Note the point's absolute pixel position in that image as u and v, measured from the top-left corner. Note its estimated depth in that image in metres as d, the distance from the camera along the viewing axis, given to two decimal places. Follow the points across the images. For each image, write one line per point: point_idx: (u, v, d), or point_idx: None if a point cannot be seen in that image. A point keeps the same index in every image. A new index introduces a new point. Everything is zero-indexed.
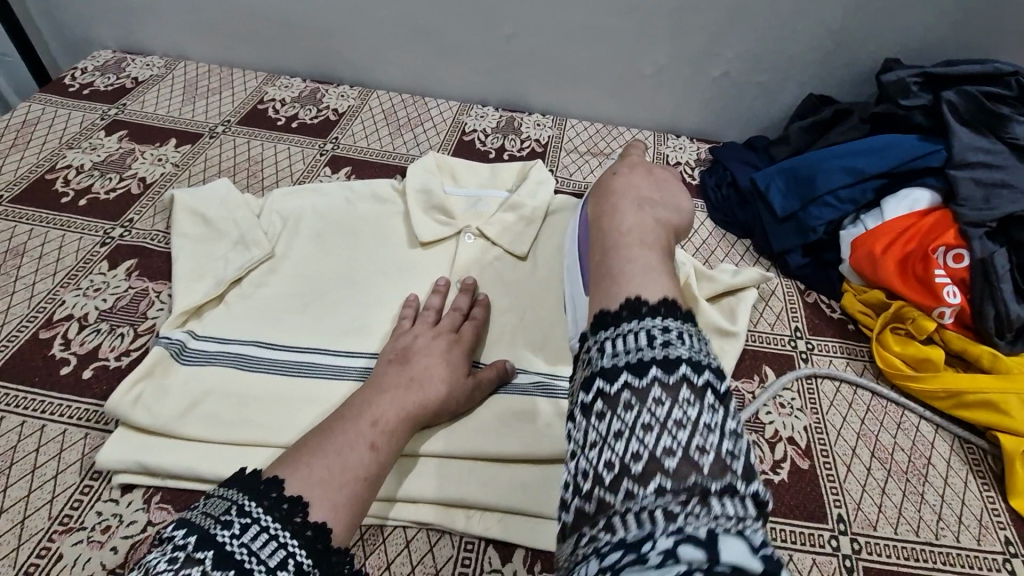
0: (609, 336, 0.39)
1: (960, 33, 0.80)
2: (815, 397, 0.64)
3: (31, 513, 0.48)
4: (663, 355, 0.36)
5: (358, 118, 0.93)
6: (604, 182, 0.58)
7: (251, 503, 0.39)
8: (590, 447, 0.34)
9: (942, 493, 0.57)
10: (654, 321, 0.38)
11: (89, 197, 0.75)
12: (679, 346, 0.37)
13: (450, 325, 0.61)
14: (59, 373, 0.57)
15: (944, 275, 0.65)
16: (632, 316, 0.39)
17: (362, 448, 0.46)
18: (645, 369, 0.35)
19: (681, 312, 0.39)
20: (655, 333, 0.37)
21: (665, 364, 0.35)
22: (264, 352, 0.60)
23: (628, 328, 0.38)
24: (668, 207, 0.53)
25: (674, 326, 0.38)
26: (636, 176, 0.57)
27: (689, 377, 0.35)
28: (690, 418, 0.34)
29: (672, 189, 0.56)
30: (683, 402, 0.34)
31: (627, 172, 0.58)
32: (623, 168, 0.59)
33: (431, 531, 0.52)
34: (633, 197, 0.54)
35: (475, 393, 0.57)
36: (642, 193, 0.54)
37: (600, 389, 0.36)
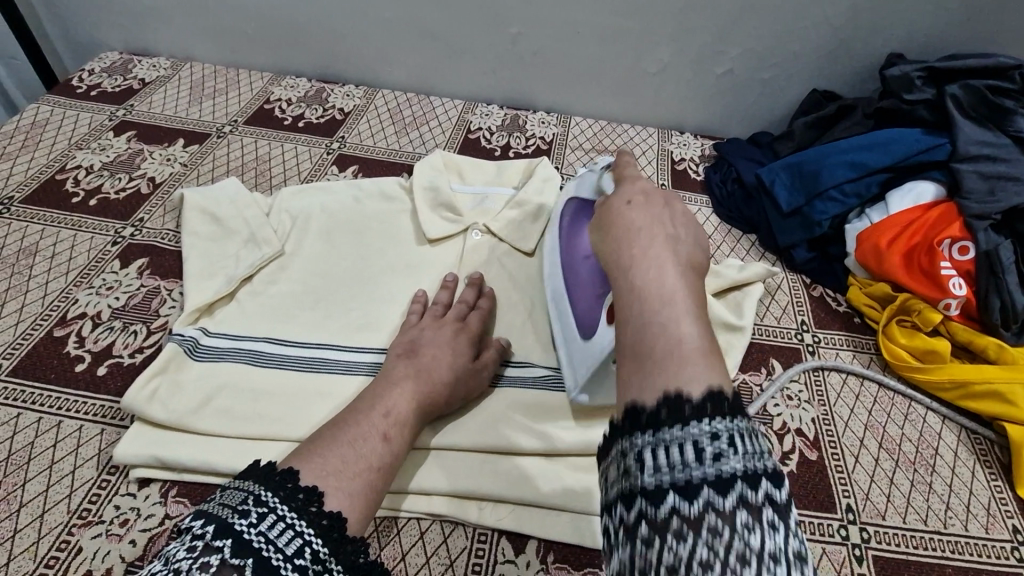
0: (644, 443, 0.30)
1: (962, 27, 0.81)
2: (822, 390, 0.64)
3: (49, 507, 0.49)
4: (715, 472, 0.28)
5: (364, 117, 0.94)
6: (613, 212, 0.45)
7: (267, 494, 0.39)
8: None
9: (950, 483, 0.57)
10: (700, 424, 0.29)
11: (99, 197, 0.75)
12: (732, 457, 0.28)
13: (457, 315, 0.62)
14: (74, 370, 0.58)
15: (950, 267, 0.66)
16: (672, 418, 0.30)
17: (376, 439, 0.47)
18: (694, 495, 0.28)
19: (731, 406, 0.30)
20: (704, 442, 0.29)
21: (718, 484, 0.28)
22: (276, 348, 0.61)
23: (667, 436, 0.29)
24: (696, 246, 0.41)
25: (724, 427, 0.29)
26: (654, 208, 0.44)
27: (747, 497, 0.28)
28: (754, 551, 0.26)
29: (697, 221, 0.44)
30: (744, 534, 0.27)
31: (642, 201, 0.45)
32: (636, 195, 0.46)
33: (445, 523, 0.52)
34: (655, 232, 0.41)
35: (480, 378, 0.58)
36: (666, 226, 0.42)
37: (638, 517, 0.29)
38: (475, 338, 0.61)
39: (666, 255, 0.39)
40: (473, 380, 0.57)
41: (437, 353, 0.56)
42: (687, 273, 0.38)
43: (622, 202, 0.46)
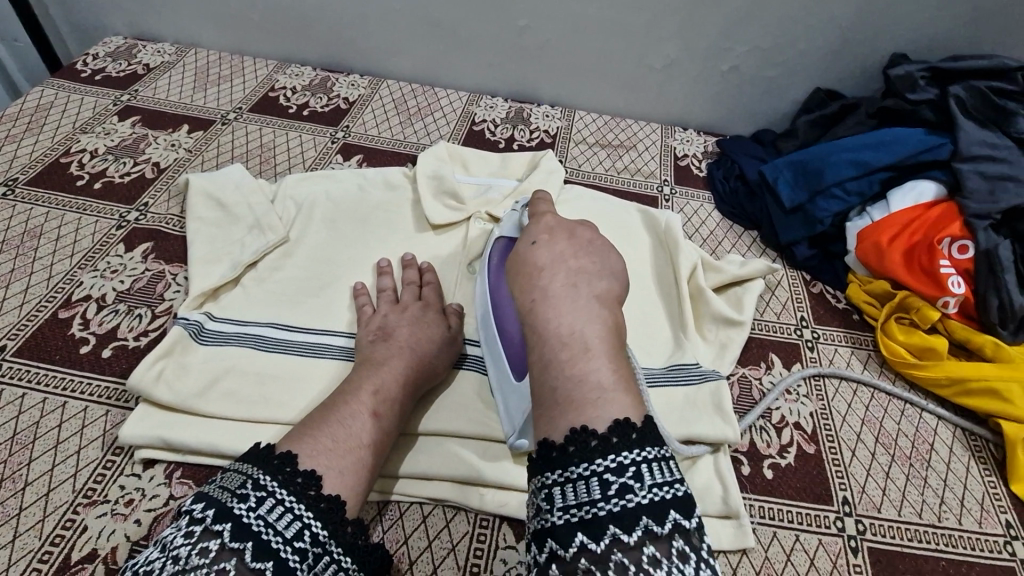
0: (556, 481, 0.35)
1: (968, 28, 0.81)
2: (820, 385, 0.65)
3: (55, 486, 0.49)
4: (620, 509, 0.33)
5: (369, 107, 0.94)
6: (523, 253, 0.51)
7: (266, 477, 0.42)
8: None
9: (944, 478, 0.58)
10: (605, 459, 0.35)
11: (103, 181, 0.75)
12: (638, 491, 0.34)
13: (411, 298, 0.63)
14: (80, 351, 0.58)
15: (949, 266, 0.67)
16: (581, 455, 0.35)
17: (364, 417, 0.49)
18: (602, 529, 0.33)
19: (638, 435, 0.36)
20: (609, 478, 0.34)
21: (621, 520, 0.33)
22: (281, 333, 0.61)
23: (576, 474, 0.35)
24: (601, 276, 0.48)
25: (631, 459, 0.35)
26: (556, 243, 0.50)
27: (652, 529, 0.33)
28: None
29: (604, 249, 0.51)
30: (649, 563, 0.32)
31: (546, 240, 0.51)
32: (539, 234, 0.52)
33: (447, 507, 0.53)
34: (561, 269, 0.47)
35: (455, 345, 0.59)
36: (569, 261, 0.48)
37: (553, 550, 0.34)
38: (439, 310, 0.62)
39: (565, 294, 0.45)
40: (449, 352, 0.59)
41: (410, 331, 0.57)
42: (588, 304, 0.44)
43: (527, 243, 0.52)
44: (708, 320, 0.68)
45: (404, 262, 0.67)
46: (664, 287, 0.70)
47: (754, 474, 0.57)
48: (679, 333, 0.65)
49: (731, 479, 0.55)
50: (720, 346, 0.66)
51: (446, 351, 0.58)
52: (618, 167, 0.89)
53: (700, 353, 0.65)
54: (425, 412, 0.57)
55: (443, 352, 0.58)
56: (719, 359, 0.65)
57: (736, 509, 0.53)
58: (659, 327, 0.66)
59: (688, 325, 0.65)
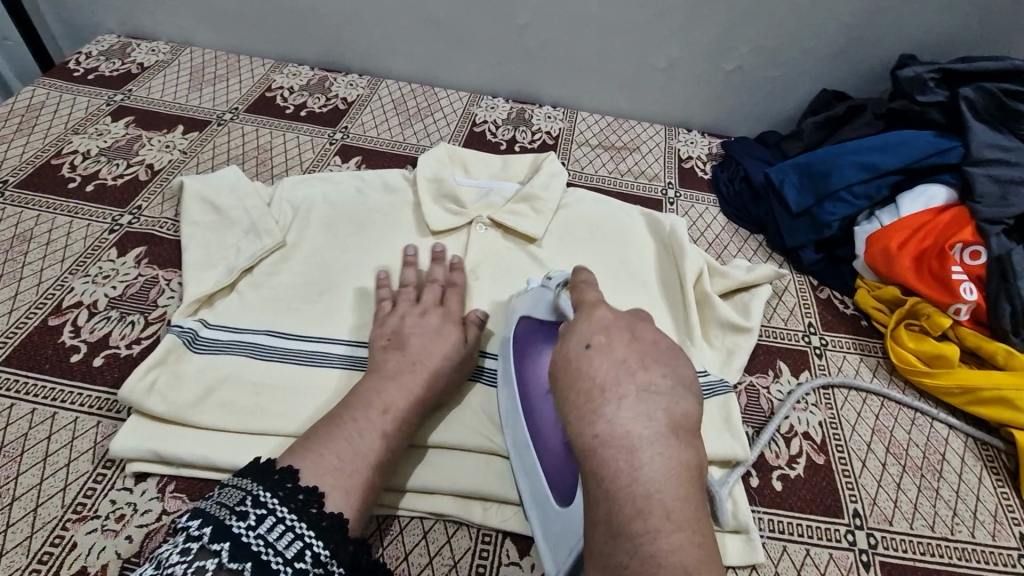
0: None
1: (977, 28, 0.80)
2: (829, 394, 0.64)
3: (43, 500, 0.48)
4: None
5: (368, 108, 0.92)
6: (572, 359, 0.42)
7: (266, 494, 0.40)
8: None
9: (957, 490, 0.57)
10: None
11: (96, 183, 0.74)
12: None
13: (433, 300, 0.61)
14: (70, 360, 0.57)
15: (961, 272, 0.65)
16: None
17: (371, 433, 0.47)
18: None
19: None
20: None
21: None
22: (279, 341, 0.60)
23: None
24: (678, 397, 0.39)
25: None
26: (616, 348, 0.41)
27: None
28: None
29: (673, 351, 0.42)
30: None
31: (603, 344, 0.42)
32: (594, 334, 0.43)
33: (448, 522, 0.51)
34: (628, 393, 0.39)
35: (467, 364, 0.57)
36: (638, 377, 0.39)
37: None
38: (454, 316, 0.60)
39: (634, 434, 0.37)
40: (462, 373, 0.56)
41: (411, 340, 0.56)
42: (661, 447, 0.36)
43: (580, 344, 0.42)
44: (715, 327, 0.66)
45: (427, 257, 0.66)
46: (668, 292, 0.69)
47: (763, 486, 0.56)
48: (684, 340, 0.64)
49: (739, 492, 0.53)
50: (727, 353, 0.65)
51: (461, 366, 0.56)
52: (621, 169, 0.87)
53: (707, 360, 0.63)
54: (428, 424, 0.55)
55: (457, 371, 0.56)
56: (727, 366, 0.63)
57: (746, 524, 0.51)
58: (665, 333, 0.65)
59: (695, 332, 0.64)
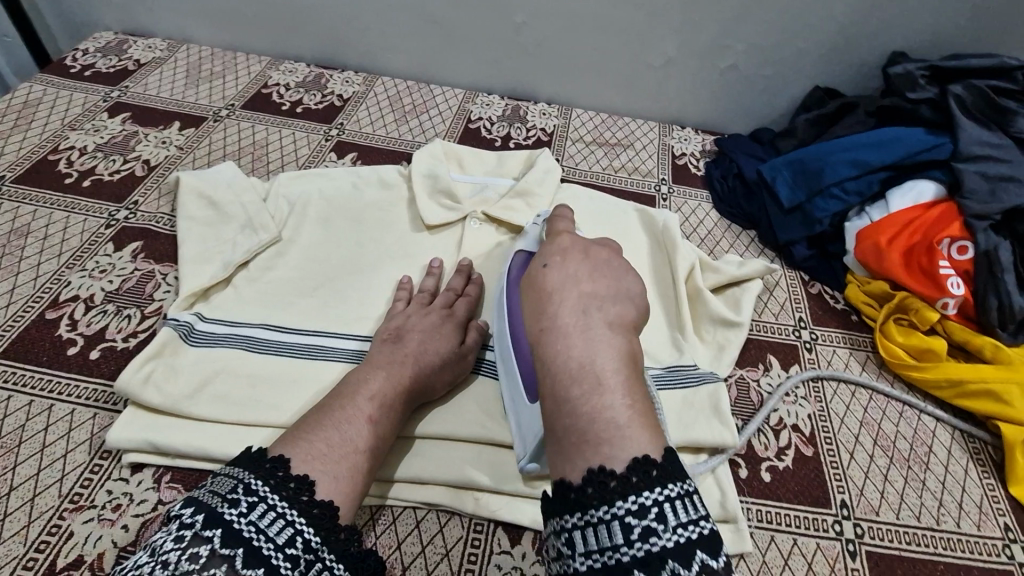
0: (578, 524, 0.36)
1: (968, 27, 0.80)
2: (819, 387, 0.64)
3: (41, 490, 0.48)
4: (642, 551, 0.34)
5: (364, 104, 0.93)
6: (534, 276, 0.52)
7: (257, 483, 0.41)
8: None
9: (943, 481, 0.57)
10: (626, 502, 0.35)
11: (92, 178, 0.74)
12: (661, 534, 0.34)
13: (444, 303, 0.62)
14: (66, 353, 0.57)
15: (949, 267, 0.66)
16: (600, 495, 0.36)
17: (362, 424, 0.48)
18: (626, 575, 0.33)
19: (657, 472, 0.36)
20: (631, 522, 0.34)
21: (645, 563, 0.33)
22: (275, 335, 0.60)
23: (597, 517, 0.35)
24: (613, 302, 0.48)
25: (652, 499, 0.35)
26: (567, 265, 0.51)
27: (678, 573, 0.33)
28: None
29: (616, 272, 0.52)
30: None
31: (558, 261, 0.52)
32: (552, 256, 0.53)
33: (441, 512, 0.52)
34: (574, 298, 0.48)
35: (464, 362, 0.58)
36: (582, 288, 0.49)
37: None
38: (448, 311, 0.61)
39: (575, 324, 0.46)
40: (457, 367, 0.57)
41: (404, 335, 0.56)
42: (599, 335, 0.45)
43: (539, 265, 0.53)
44: (706, 321, 0.67)
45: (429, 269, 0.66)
46: (662, 287, 0.69)
47: (752, 477, 0.56)
48: (676, 333, 0.65)
49: (727, 482, 0.54)
50: (718, 348, 0.65)
51: (454, 363, 0.56)
52: (615, 166, 0.88)
53: (698, 354, 0.64)
54: (423, 416, 0.56)
55: (450, 364, 0.56)
56: (718, 360, 0.64)
57: (734, 513, 0.52)
58: (657, 326, 0.65)
59: (686, 325, 0.65)
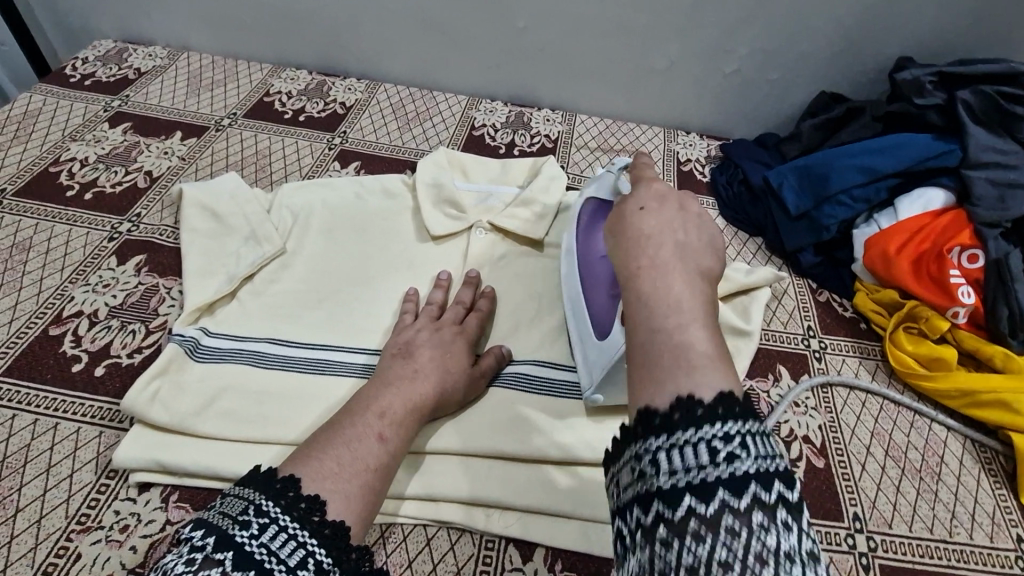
0: (660, 445, 0.31)
1: (974, 31, 0.80)
2: (829, 397, 0.64)
3: (47, 511, 0.48)
4: (729, 473, 0.29)
5: (366, 112, 0.92)
6: (628, 218, 0.47)
7: (268, 503, 0.40)
8: None
9: (955, 492, 0.57)
10: (713, 426, 0.30)
11: (94, 191, 0.73)
12: (746, 459, 0.29)
13: (453, 318, 0.61)
14: (71, 370, 0.57)
15: (959, 275, 0.66)
16: (686, 419, 0.31)
17: (372, 440, 0.47)
18: (710, 494, 0.28)
19: (742, 410, 0.31)
20: (717, 444, 0.30)
21: (733, 485, 0.28)
22: (281, 350, 0.60)
23: (682, 437, 0.30)
24: (705, 252, 0.43)
25: (737, 429, 0.30)
26: (665, 211, 0.46)
27: (761, 498, 0.28)
28: (772, 551, 0.27)
29: (705, 224, 0.46)
30: (761, 531, 0.27)
31: (655, 207, 0.47)
32: (649, 200, 0.48)
33: (452, 529, 0.52)
34: (665, 241, 0.43)
35: (477, 385, 0.57)
36: (674, 234, 0.44)
37: (658, 513, 0.29)
38: (455, 326, 0.60)
39: (675, 265, 0.41)
40: (469, 386, 0.57)
41: (414, 351, 0.56)
42: (695, 280, 0.40)
43: (634, 208, 0.48)
44: None
45: (438, 281, 0.66)
46: None
47: None
48: None
49: None
50: None
51: (464, 378, 0.56)
52: None
53: None
54: (432, 430, 0.55)
55: (460, 380, 0.56)
56: None
57: None
58: None
59: None
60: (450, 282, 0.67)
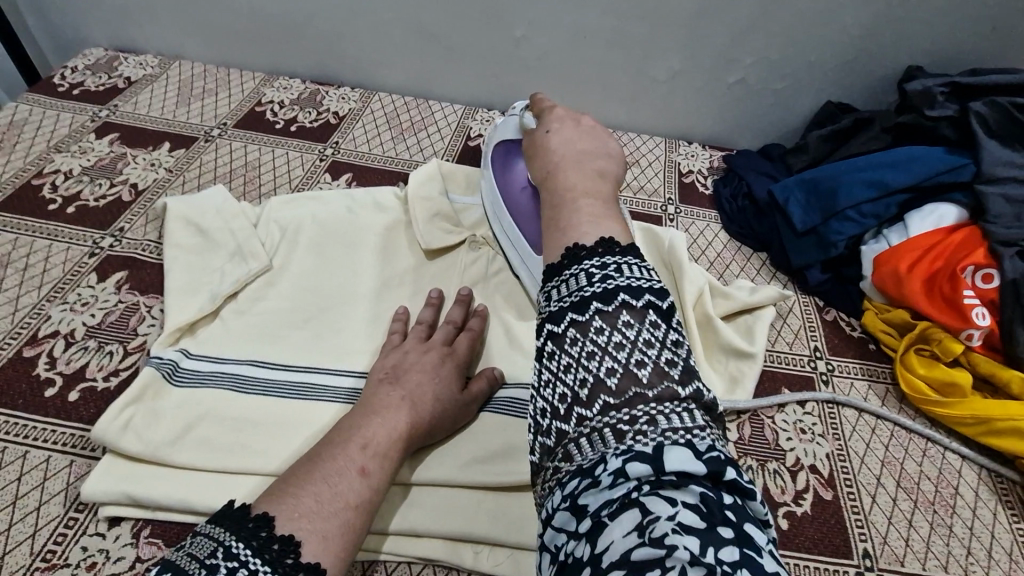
0: (555, 285, 0.42)
1: (988, 40, 0.77)
2: (836, 422, 0.61)
3: (11, 548, 0.46)
4: (602, 290, 0.39)
5: (359, 122, 0.90)
6: (538, 139, 0.63)
7: (238, 545, 0.36)
8: (546, 386, 0.39)
9: (971, 526, 0.54)
10: (592, 261, 0.42)
11: (77, 205, 0.71)
12: (618, 279, 0.40)
13: (443, 338, 0.59)
14: (44, 395, 0.54)
15: (974, 295, 0.62)
16: (572, 263, 0.43)
17: (353, 474, 0.44)
18: (587, 306, 0.39)
19: (619, 249, 0.43)
20: (593, 273, 0.41)
21: (604, 298, 0.39)
22: (263, 374, 0.57)
23: (569, 273, 0.42)
24: (601, 157, 0.59)
25: (613, 260, 0.42)
26: (566, 128, 0.62)
27: (627, 303, 0.39)
28: (628, 340, 0.38)
29: (602, 136, 0.63)
30: (623, 327, 0.38)
31: (557, 128, 0.63)
32: (552, 124, 0.64)
33: (437, 567, 0.49)
34: (570, 152, 0.59)
35: (467, 411, 0.55)
36: (575, 146, 0.60)
37: (551, 332, 0.40)
38: (446, 349, 0.58)
39: (569, 167, 0.57)
40: (458, 414, 0.54)
41: (401, 376, 0.53)
42: (590, 173, 0.56)
43: (543, 131, 0.63)
44: (717, 352, 0.64)
45: (430, 300, 0.63)
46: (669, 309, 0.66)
47: None
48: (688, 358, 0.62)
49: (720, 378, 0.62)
50: (731, 380, 0.62)
51: (453, 406, 0.53)
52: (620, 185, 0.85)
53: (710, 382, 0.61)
54: (420, 460, 0.53)
55: (450, 408, 0.53)
56: (730, 392, 0.61)
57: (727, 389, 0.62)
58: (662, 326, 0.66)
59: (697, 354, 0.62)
60: (442, 301, 0.64)
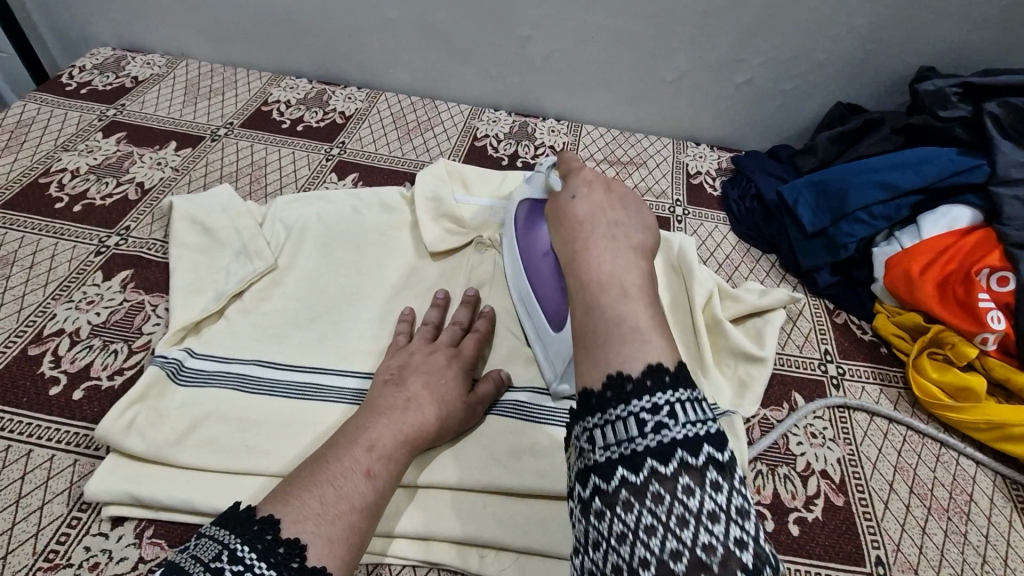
0: (596, 423, 0.34)
1: (1001, 40, 0.76)
2: (848, 427, 0.60)
3: (14, 547, 0.45)
4: (656, 443, 0.32)
5: (366, 122, 0.90)
6: (562, 207, 0.56)
7: (243, 549, 0.36)
8: (594, 548, 0.31)
9: (986, 534, 0.53)
10: (640, 400, 0.33)
11: (84, 203, 0.71)
12: (672, 427, 0.32)
13: (449, 339, 0.58)
14: (48, 393, 0.54)
15: (988, 299, 0.61)
16: (618, 399, 0.34)
17: (357, 476, 0.43)
18: (639, 462, 0.31)
19: (671, 377, 0.35)
20: (644, 416, 0.33)
21: (660, 454, 0.31)
22: (268, 374, 0.57)
23: (614, 413, 0.34)
24: (636, 230, 0.52)
25: (665, 399, 0.33)
26: (594, 196, 0.55)
27: (686, 460, 0.31)
28: (692, 512, 0.30)
29: (634, 205, 0.55)
30: (682, 493, 0.30)
31: (585, 194, 0.56)
32: (579, 188, 0.57)
33: (443, 571, 0.48)
34: (602, 228, 0.51)
35: (473, 413, 0.54)
36: (605, 218, 0.53)
37: (596, 486, 0.32)
38: (452, 349, 0.57)
39: (601, 243, 0.49)
40: (465, 415, 0.53)
41: (405, 378, 0.52)
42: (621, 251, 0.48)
43: (567, 196, 0.56)
44: (726, 355, 0.63)
45: (436, 301, 0.63)
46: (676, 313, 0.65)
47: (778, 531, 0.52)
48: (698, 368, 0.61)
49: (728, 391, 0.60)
50: (741, 386, 0.61)
51: (459, 407, 0.53)
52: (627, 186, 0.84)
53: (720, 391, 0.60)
54: (425, 462, 0.52)
55: (456, 409, 0.52)
56: (739, 399, 0.60)
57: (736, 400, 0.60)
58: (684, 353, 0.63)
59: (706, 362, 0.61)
60: (448, 302, 0.64)
